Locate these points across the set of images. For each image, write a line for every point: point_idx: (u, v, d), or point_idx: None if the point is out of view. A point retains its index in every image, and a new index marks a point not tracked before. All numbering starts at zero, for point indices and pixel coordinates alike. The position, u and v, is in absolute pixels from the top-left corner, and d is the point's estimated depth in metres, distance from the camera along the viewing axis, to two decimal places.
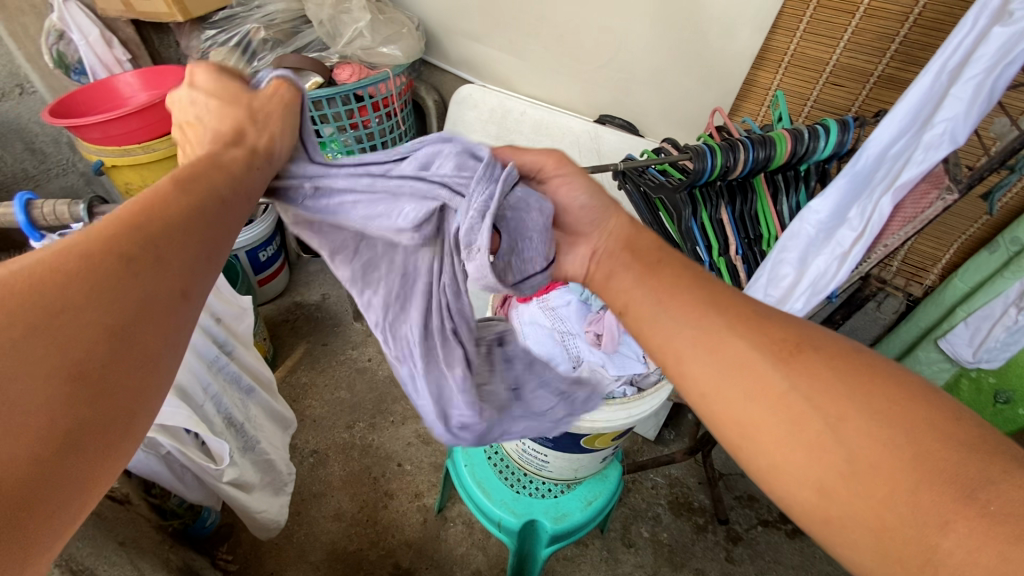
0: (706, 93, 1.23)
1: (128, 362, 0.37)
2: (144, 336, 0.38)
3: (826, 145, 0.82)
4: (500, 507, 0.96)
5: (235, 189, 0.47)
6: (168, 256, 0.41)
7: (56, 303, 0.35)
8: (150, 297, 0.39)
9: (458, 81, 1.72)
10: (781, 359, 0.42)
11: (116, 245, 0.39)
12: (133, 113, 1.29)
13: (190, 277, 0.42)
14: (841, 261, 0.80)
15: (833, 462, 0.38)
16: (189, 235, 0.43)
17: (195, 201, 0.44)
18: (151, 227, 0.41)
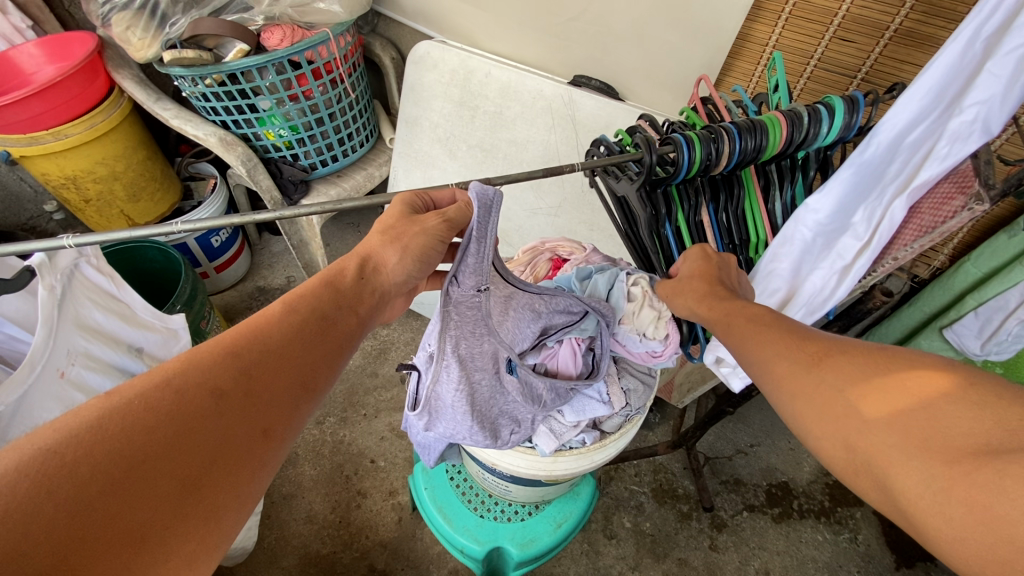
0: (693, 52, 1.06)
1: (201, 505, 0.39)
2: (219, 481, 0.40)
3: (829, 130, 0.67)
4: (462, 535, 0.89)
5: (321, 320, 0.53)
6: (259, 389, 0.45)
7: (145, 446, 0.38)
8: (233, 434, 0.42)
9: (416, 35, 1.52)
10: (814, 362, 0.46)
11: (212, 378, 0.43)
12: (30, 95, 1.11)
13: (276, 414, 0.46)
14: (842, 275, 0.69)
15: (849, 422, 0.42)
16: (280, 364, 0.48)
17: (297, 325, 0.51)
18: (249, 357, 0.46)
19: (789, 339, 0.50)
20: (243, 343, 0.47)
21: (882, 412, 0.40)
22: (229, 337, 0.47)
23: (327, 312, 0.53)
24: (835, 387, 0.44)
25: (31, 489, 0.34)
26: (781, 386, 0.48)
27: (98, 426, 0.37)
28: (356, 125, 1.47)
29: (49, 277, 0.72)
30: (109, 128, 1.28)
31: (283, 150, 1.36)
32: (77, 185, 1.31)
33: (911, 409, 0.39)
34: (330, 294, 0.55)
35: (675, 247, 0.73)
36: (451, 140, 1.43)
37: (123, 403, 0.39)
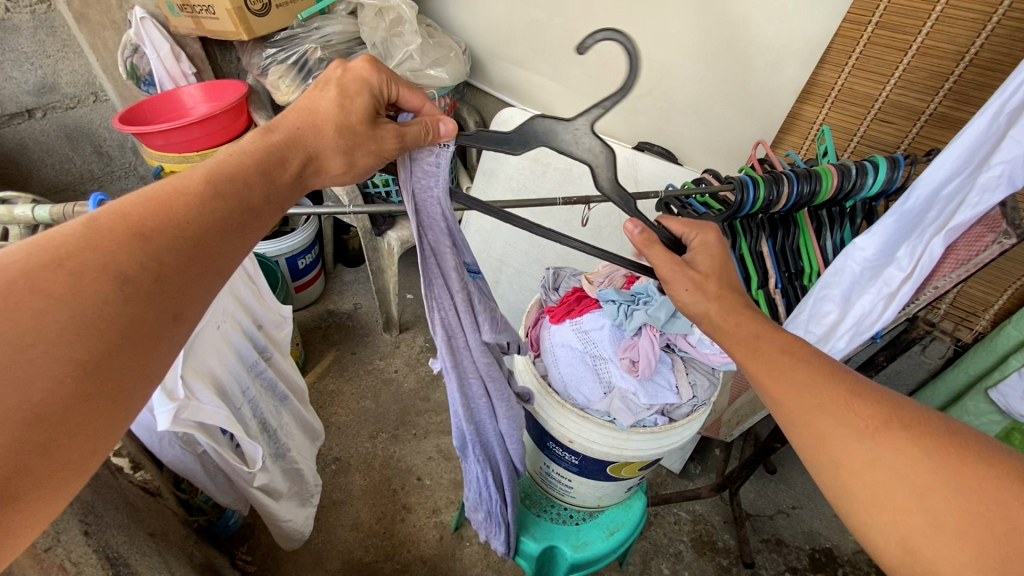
0: (749, 125, 1.23)
1: (103, 394, 0.40)
2: (117, 364, 0.40)
3: (874, 182, 0.80)
4: (521, 530, 0.95)
5: (245, 209, 0.49)
6: (168, 277, 0.43)
7: (39, 330, 0.37)
8: (139, 319, 0.41)
9: (500, 104, 1.77)
10: (871, 434, 0.44)
11: (114, 264, 0.41)
12: (194, 123, 1.35)
13: (184, 300, 0.45)
14: (888, 301, 0.78)
15: (917, 525, 0.40)
16: (192, 252, 0.45)
17: (199, 223, 0.46)
18: (158, 241, 0.43)
19: (845, 398, 0.47)
20: (162, 226, 0.44)
21: (955, 521, 0.39)
22: (137, 211, 0.43)
23: (250, 200, 0.50)
24: (897, 475, 0.42)
25: None
26: (823, 445, 0.46)
27: None
28: None
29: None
30: None
31: (379, 186, 1.58)
32: None
33: (987, 513, 0.38)
34: (260, 182, 0.51)
35: (740, 271, 0.84)
36: (523, 190, 1.62)
37: (9, 283, 0.38)
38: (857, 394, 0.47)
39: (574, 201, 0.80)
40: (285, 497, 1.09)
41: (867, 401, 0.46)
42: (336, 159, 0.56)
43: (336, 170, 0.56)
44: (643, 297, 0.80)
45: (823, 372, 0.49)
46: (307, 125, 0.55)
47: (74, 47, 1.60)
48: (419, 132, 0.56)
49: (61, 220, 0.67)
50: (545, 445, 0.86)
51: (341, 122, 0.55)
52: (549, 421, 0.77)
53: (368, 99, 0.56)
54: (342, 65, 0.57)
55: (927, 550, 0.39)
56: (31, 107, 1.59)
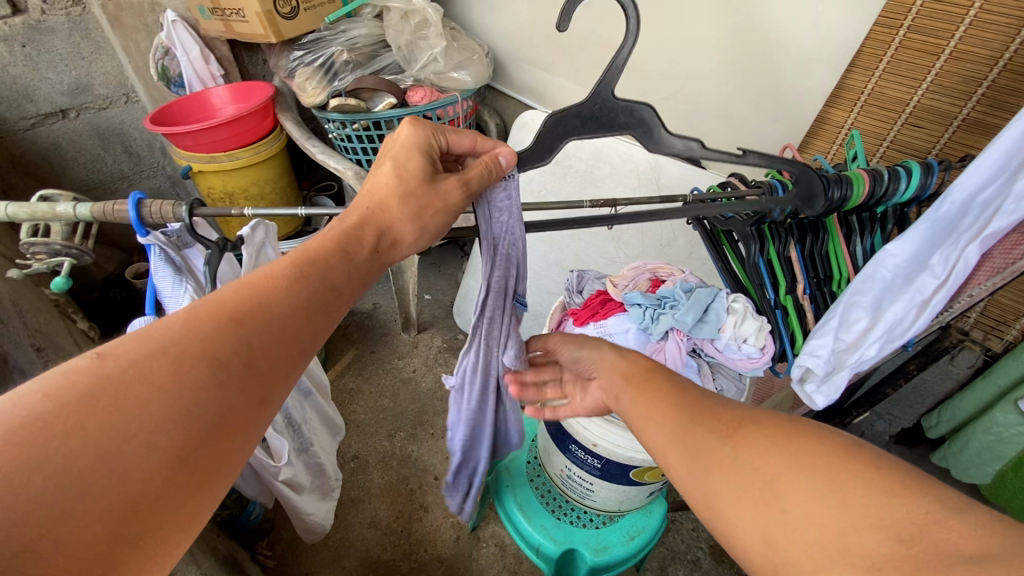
0: (775, 129, 1.23)
1: (196, 479, 0.40)
2: (210, 451, 0.41)
3: (907, 188, 0.78)
4: (540, 532, 0.95)
5: (324, 293, 0.53)
6: (259, 361, 0.46)
7: (144, 419, 0.38)
8: (228, 406, 0.43)
9: (521, 107, 1.78)
10: (730, 434, 0.46)
11: (214, 353, 0.43)
12: (223, 124, 1.38)
13: (272, 384, 0.47)
14: (921, 308, 0.76)
15: (774, 518, 0.39)
16: (280, 337, 0.48)
17: (286, 309, 0.49)
18: (247, 328, 0.46)
19: (710, 407, 0.50)
20: (256, 313, 0.47)
21: (805, 505, 0.38)
22: (234, 300, 0.47)
23: (328, 281, 0.54)
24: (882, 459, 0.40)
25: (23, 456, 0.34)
26: (690, 452, 0.47)
27: (97, 394, 0.38)
28: None
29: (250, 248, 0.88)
30: (267, 156, 1.55)
31: None
32: (232, 200, 1.57)
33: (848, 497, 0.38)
34: (336, 268, 0.55)
35: (768, 275, 0.83)
36: (543, 193, 1.63)
37: (119, 376, 0.39)
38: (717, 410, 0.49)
39: (601, 204, 0.80)
40: (307, 491, 1.10)
41: (723, 410, 0.49)
42: (405, 228, 0.61)
43: (410, 238, 0.61)
44: (670, 300, 0.80)
45: (686, 393, 0.53)
46: (375, 204, 0.60)
47: (108, 49, 1.64)
48: (480, 174, 0.60)
49: (100, 217, 0.69)
50: (567, 447, 0.86)
51: (401, 191, 0.60)
52: (573, 423, 0.78)
53: (420, 160, 0.61)
54: (393, 135, 0.63)
55: (785, 541, 0.38)
56: (65, 108, 1.64)
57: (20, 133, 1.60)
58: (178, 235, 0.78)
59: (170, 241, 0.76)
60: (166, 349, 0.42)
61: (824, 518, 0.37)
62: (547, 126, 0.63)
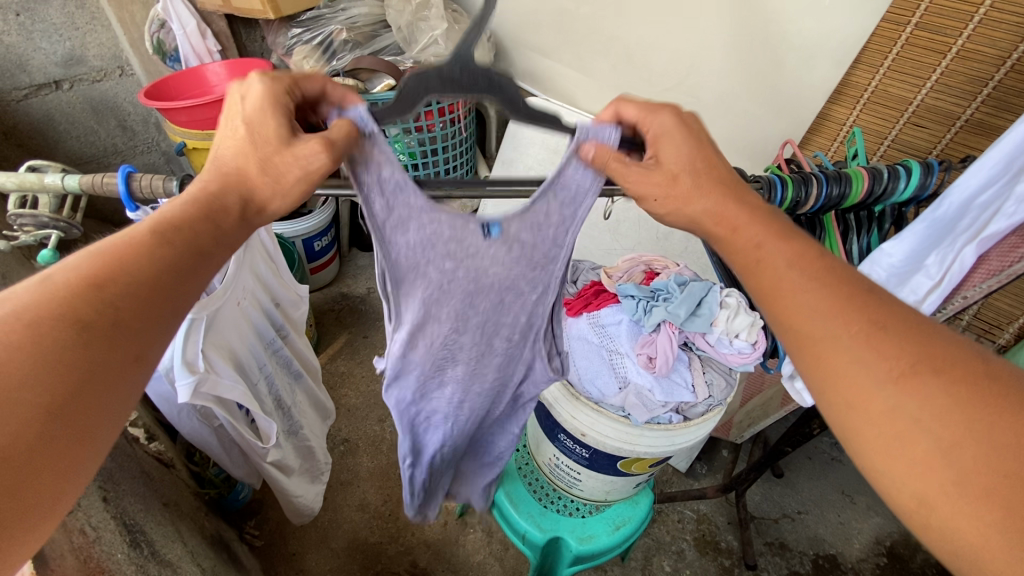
0: (777, 124, 1.22)
1: (74, 432, 0.39)
2: (86, 403, 0.39)
3: (906, 187, 0.77)
4: (527, 520, 0.96)
5: (204, 250, 0.48)
6: (129, 319, 0.42)
7: (3, 377, 0.37)
8: (98, 361, 0.40)
9: (522, 93, 1.75)
10: (899, 379, 0.41)
11: (73, 312, 0.40)
12: (218, 100, 1.36)
13: (147, 342, 0.43)
14: (914, 308, 0.77)
15: (939, 480, 0.38)
16: (148, 294, 0.44)
17: (155, 266, 0.45)
18: (114, 290, 0.42)
19: (862, 329, 0.43)
20: (117, 273, 0.43)
21: (980, 478, 0.37)
22: (91, 263, 0.43)
23: (208, 242, 0.48)
24: (915, 420, 0.40)
25: None
26: (832, 384, 0.44)
27: None
28: (460, 160, 1.68)
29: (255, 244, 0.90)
30: None
31: None
32: None
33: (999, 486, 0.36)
34: (214, 226, 0.49)
35: None
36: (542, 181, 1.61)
37: None
38: (902, 332, 0.43)
39: None
40: (296, 473, 1.10)
41: (891, 337, 0.42)
42: (270, 199, 0.51)
43: (277, 203, 0.51)
44: (663, 293, 0.78)
45: (845, 295, 0.45)
46: (236, 168, 0.50)
47: (102, 20, 1.60)
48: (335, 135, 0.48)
49: (89, 190, 0.68)
50: (555, 436, 0.86)
51: (259, 154, 0.49)
52: (563, 413, 0.78)
53: (278, 116, 0.49)
54: (240, 90, 0.50)
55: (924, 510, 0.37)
56: (58, 79, 1.61)
57: (11, 103, 1.57)
58: None
59: None
60: (16, 312, 0.39)
61: (998, 492, 0.36)
62: (409, 86, 0.48)
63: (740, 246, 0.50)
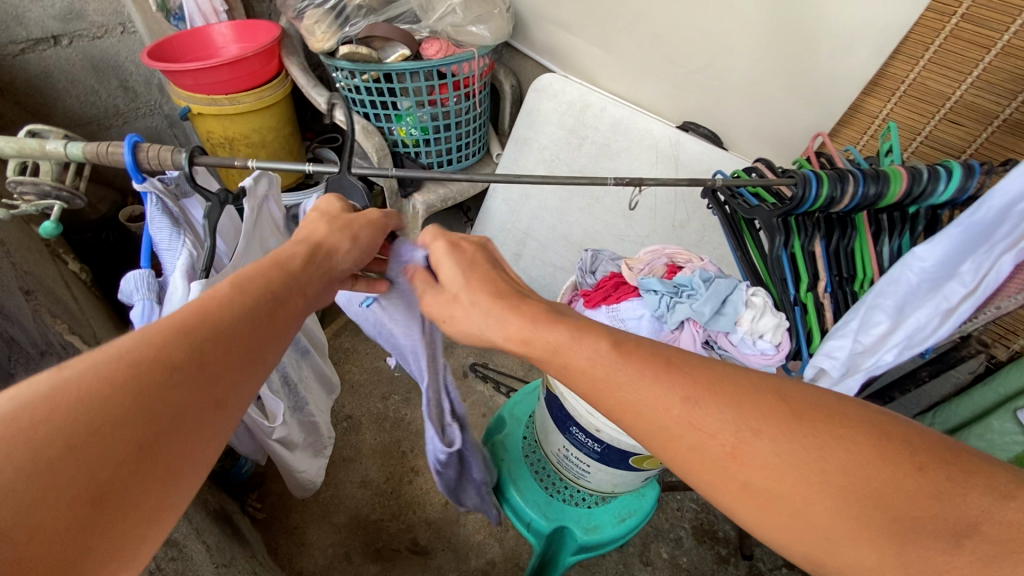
0: (805, 114, 1.18)
1: (166, 472, 0.36)
2: (175, 445, 0.37)
3: (946, 189, 0.74)
4: (532, 508, 0.96)
5: (272, 302, 0.51)
6: (215, 363, 0.42)
7: (104, 414, 0.34)
8: (188, 402, 0.39)
9: (539, 68, 1.69)
10: (732, 458, 0.41)
11: (168, 354, 0.39)
12: (225, 64, 1.31)
13: (229, 386, 0.43)
14: (945, 316, 0.72)
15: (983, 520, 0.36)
16: (233, 342, 0.44)
17: (236, 315, 0.46)
18: (202, 334, 0.42)
19: (681, 411, 0.43)
20: (203, 319, 0.44)
21: (846, 528, 0.37)
22: (181, 315, 0.43)
23: (278, 296, 0.52)
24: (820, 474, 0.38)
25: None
26: (697, 467, 0.43)
27: (57, 394, 0.34)
28: (474, 136, 1.63)
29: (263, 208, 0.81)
30: (272, 103, 1.48)
31: (409, 147, 1.53)
32: (232, 147, 1.50)
33: None
34: (280, 281, 0.54)
35: (791, 271, 0.80)
36: (556, 162, 1.57)
37: (78, 377, 0.35)
38: (727, 397, 0.43)
39: (626, 182, 0.75)
40: (300, 449, 1.09)
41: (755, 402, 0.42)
42: (343, 256, 0.65)
43: (347, 253, 0.65)
44: (687, 289, 0.77)
45: (657, 369, 0.46)
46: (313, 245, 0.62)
47: None
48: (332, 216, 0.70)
49: (92, 159, 0.65)
50: (567, 429, 0.85)
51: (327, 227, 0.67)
52: (580, 409, 0.77)
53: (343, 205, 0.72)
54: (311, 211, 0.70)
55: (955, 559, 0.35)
56: (57, 34, 1.55)
57: (8, 58, 1.51)
58: (177, 182, 0.72)
59: (168, 189, 0.70)
60: (114, 354, 0.37)
61: (866, 537, 0.37)
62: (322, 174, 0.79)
63: (539, 350, 0.54)
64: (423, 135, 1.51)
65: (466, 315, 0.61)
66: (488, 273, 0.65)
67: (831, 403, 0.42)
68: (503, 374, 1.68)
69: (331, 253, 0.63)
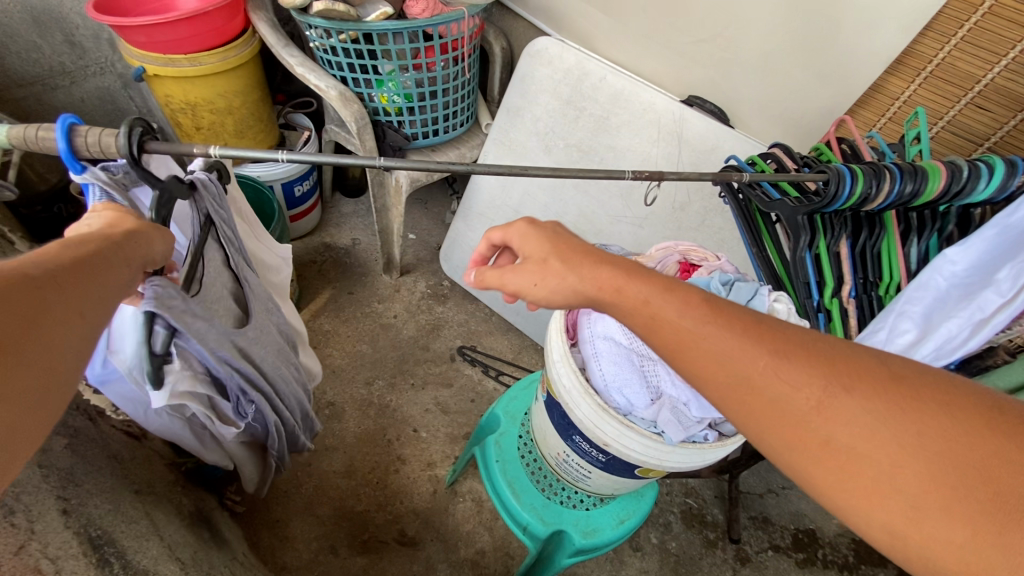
0: (821, 93, 1.11)
1: (24, 367, 0.41)
2: (33, 350, 0.42)
3: (986, 188, 0.69)
4: (528, 511, 0.92)
5: (124, 251, 0.54)
6: (65, 285, 0.46)
7: None
8: (44, 314, 0.43)
9: (532, 30, 1.57)
10: (818, 412, 0.39)
11: (24, 273, 0.43)
12: (182, 19, 1.16)
13: (81, 308, 0.47)
14: (978, 327, 0.68)
15: None
16: (78, 270, 0.48)
17: (82, 253, 0.50)
18: (51, 268, 0.46)
19: (769, 362, 0.42)
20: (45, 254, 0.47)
21: (935, 497, 0.35)
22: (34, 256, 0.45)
23: (120, 245, 0.54)
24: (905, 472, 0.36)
25: None
26: (775, 436, 0.42)
27: None
28: (462, 105, 1.51)
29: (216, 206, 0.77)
30: (238, 64, 1.33)
31: (391, 116, 1.40)
32: (194, 112, 1.36)
33: None
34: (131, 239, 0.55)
35: (815, 274, 0.75)
36: (551, 135, 1.45)
37: None
38: (810, 357, 0.42)
39: (643, 176, 0.67)
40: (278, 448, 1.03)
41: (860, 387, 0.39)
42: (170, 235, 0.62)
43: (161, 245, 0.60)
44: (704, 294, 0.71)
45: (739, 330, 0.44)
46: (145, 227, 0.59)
47: None
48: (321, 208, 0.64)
49: (21, 146, 0.54)
50: (569, 436, 0.80)
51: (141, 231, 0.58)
52: (585, 421, 0.70)
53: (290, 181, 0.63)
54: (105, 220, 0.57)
55: None
56: None
57: None
58: (124, 170, 0.64)
59: (114, 179, 0.62)
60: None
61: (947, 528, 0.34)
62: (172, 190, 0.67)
63: (630, 301, 0.52)
64: (407, 103, 1.38)
65: (559, 276, 0.58)
66: (577, 241, 0.62)
67: (931, 370, 0.40)
68: (492, 357, 1.63)
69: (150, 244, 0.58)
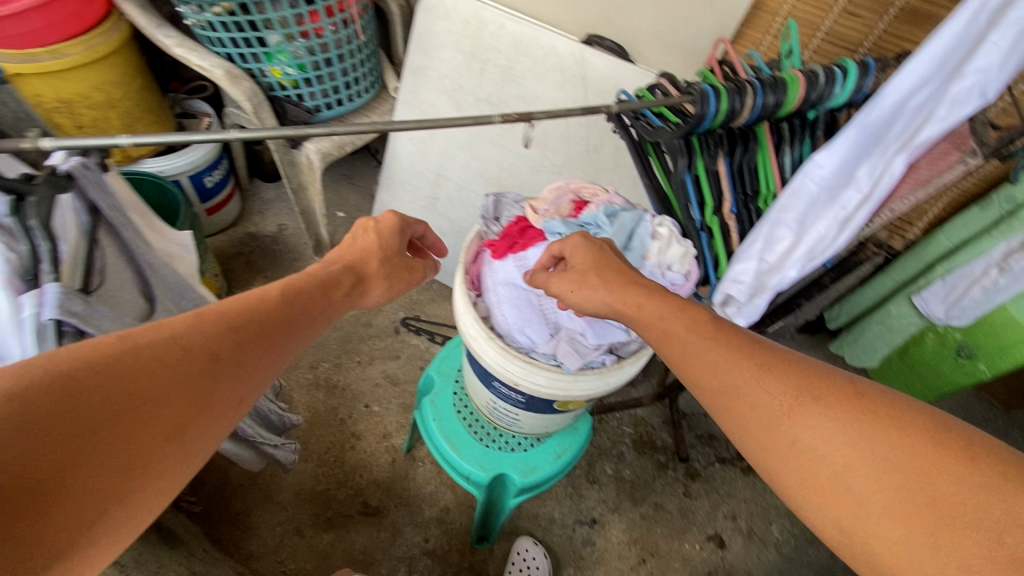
0: (709, 17, 1.12)
1: (200, 431, 0.48)
2: (205, 420, 0.49)
3: (841, 91, 0.72)
4: (468, 462, 0.95)
5: (311, 311, 0.63)
6: (247, 354, 0.54)
7: (157, 386, 0.46)
8: (218, 384, 0.50)
9: None
10: (787, 415, 0.48)
11: (213, 344, 0.51)
12: (28, 6, 1.06)
13: (251, 381, 0.54)
14: (843, 225, 0.74)
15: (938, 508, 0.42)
16: (265, 334, 0.56)
17: (261, 313, 0.57)
18: (243, 335, 0.54)
19: (757, 375, 0.50)
20: (235, 313, 0.55)
21: (882, 499, 0.42)
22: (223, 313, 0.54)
23: (308, 297, 0.63)
24: (831, 461, 0.45)
25: (73, 390, 0.41)
26: (749, 434, 0.50)
27: (133, 358, 0.45)
28: (363, 70, 1.46)
29: (101, 192, 0.72)
30: (109, 51, 1.24)
31: (288, 89, 1.34)
32: (71, 110, 1.27)
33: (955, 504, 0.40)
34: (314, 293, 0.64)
35: (696, 194, 0.77)
36: (458, 91, 1.40)
37: (144, 350, 0.47)
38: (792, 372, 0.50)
39: (513, 117, 0.68)
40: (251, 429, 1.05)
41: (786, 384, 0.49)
42: (375, 289, 0.74)
43: (378, 292, 0.74)
44: (593, 228, 0.74)
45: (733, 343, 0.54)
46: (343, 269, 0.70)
47: None
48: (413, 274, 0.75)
49: None
50: (490, 383, 0.82)
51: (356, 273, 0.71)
52: (494, 366, 0.71)
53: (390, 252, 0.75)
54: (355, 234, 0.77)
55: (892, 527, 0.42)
56: None
57: None
58: None
59: None
60: (176, 337, 0.49)
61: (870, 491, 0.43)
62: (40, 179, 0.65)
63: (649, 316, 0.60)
64: (302, 74, 1.31)
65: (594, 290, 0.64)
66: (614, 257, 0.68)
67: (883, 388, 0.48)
68: (437, 324, 1.64)
69: (366, 291, 0.73)
